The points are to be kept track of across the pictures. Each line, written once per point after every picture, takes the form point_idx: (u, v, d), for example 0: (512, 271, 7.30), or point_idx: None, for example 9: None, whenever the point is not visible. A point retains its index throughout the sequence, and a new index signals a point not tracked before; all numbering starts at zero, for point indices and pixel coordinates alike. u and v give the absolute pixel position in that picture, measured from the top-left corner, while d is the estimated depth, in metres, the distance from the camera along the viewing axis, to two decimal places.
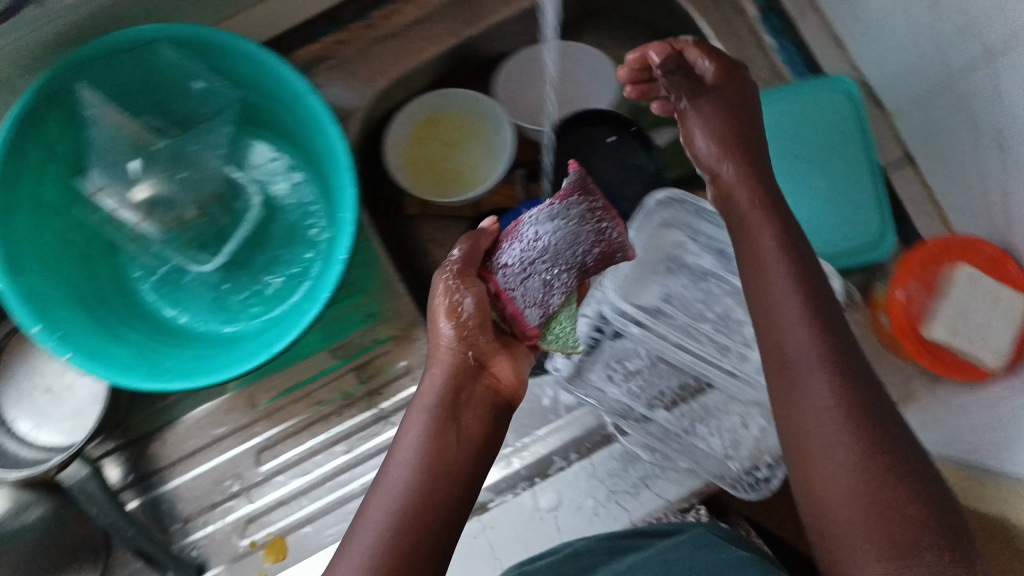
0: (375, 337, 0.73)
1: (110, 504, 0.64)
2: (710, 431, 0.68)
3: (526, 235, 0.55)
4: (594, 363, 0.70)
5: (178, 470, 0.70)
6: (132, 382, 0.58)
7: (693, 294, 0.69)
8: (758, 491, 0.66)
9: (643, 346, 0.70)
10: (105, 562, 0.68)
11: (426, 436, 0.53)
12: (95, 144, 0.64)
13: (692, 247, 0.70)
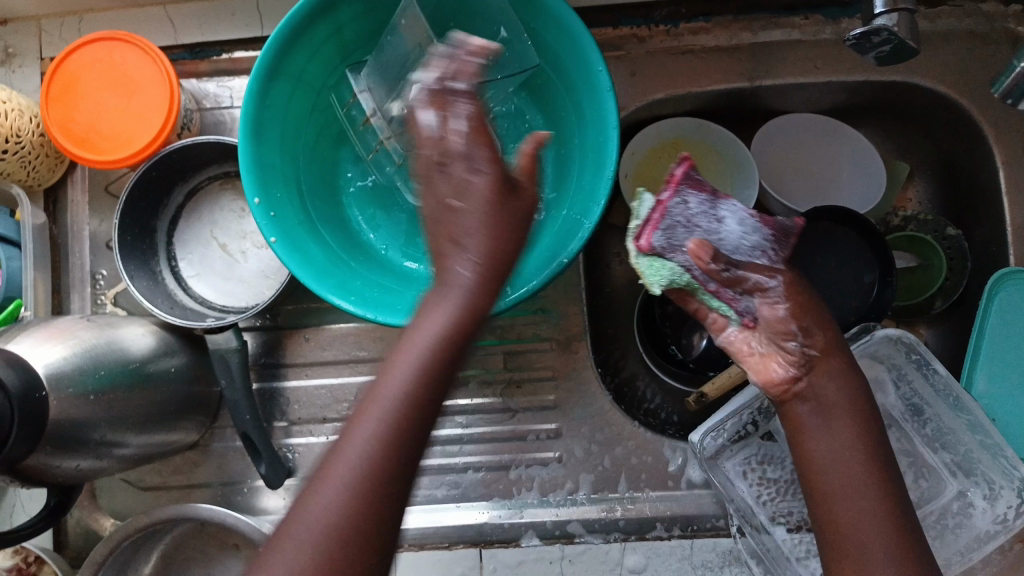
0: (537, 333, 0.70)
1: (240, 383, 0.64)
2: (822, 571, 0.63)
3: (722, 217, 0.58)
4: (737, 452, 0.68)
5: (308, 372, 0.70)
6: (311, 281, 0.57)
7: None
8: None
9: (794, 460, 0.66)
10: (210, 426, 0.69)
11: (414, 382, 0.42)
12: (383, 50, 0.62)
13: (889, 389, 0.66)
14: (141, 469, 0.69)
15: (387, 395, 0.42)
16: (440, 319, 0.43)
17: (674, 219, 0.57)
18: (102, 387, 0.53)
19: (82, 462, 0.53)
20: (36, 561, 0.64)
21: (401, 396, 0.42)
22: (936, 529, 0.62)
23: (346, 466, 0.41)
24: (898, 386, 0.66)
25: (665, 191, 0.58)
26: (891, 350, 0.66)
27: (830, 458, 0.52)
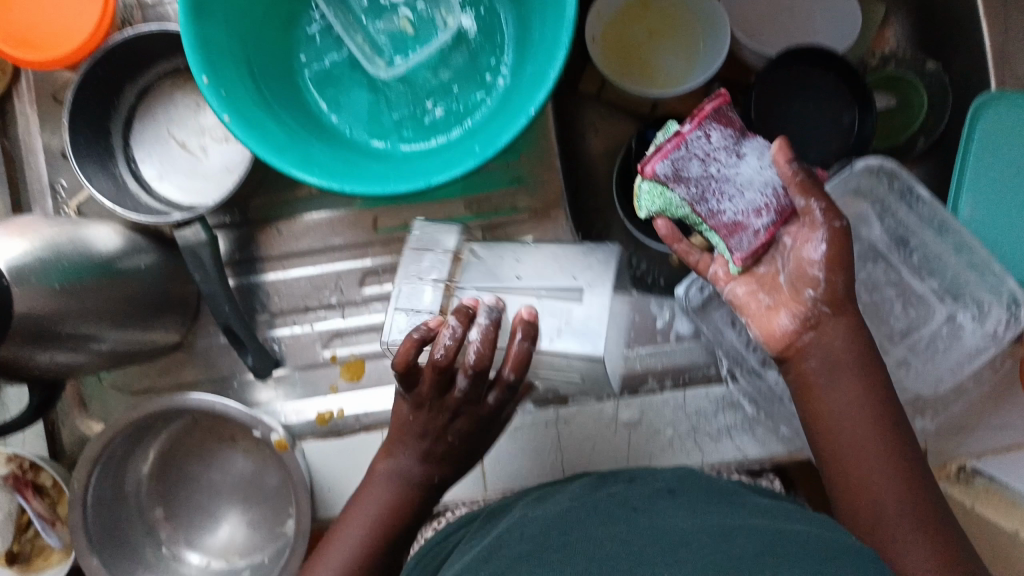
0: (513, 203, 0.68)
1: (215, 276, 0.63)
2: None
3: (739, 152, 0.52)
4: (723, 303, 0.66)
5: (285, 264, 0.69)
6: (272, 158, 0.55)
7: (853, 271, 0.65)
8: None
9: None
10: (192, 326, 0.69)
11: (403, 491, 0.57)
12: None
13: (874, 223, 0.65)
14: (128, 374, 0.69)
15: (348, 555, 0.56)
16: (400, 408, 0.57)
17: (689, 152, 0.52)
18: (68, 281, 0.52)
19: (58, 354, 0.53)
20: (32, 468, 0.65)
21: (388, 502, 0.56)
22: (925, 351, 0.63)
23: (339, 560, 0.56)
24: (882, 218, 0.65)
25: (688, 123, 0.52)
26: (873, 181, 0.63)
27: (840, 411, 0.50)
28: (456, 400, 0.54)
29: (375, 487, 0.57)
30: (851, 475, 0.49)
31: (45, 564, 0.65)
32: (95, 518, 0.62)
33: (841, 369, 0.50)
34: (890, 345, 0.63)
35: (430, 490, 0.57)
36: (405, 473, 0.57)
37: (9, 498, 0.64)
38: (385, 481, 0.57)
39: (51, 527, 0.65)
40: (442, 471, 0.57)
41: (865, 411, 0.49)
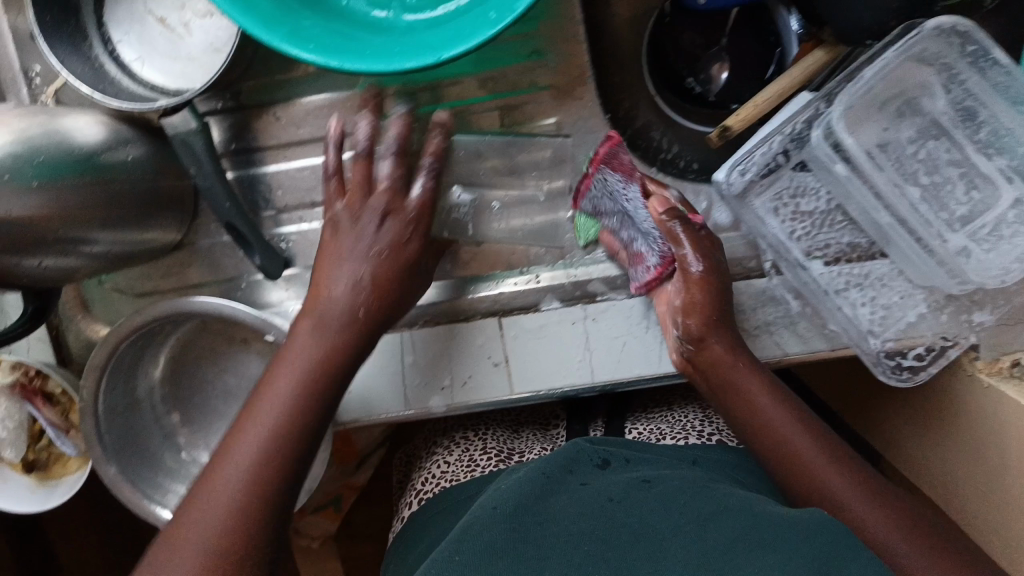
0: (533, 81, 0.61)
1: (211, 169, 0.57)
2: (862, 300, 0.60)
3: (628, 190, 0.62)
4: (768, 187, 0.61)
5: (286, 154, 0.64)
6: (267, 36, 0.49)
7: (912, 149, 0.59)
8: (901, 380, 0.59)
9: (828, 186, 0.60)
10: (192, 224, 0.64)
11: (268, 446, 0.50)
12: None
13: (939, 94, 0.58)
14: (130, 276, 0.66)
15: (233, 479, 0.49)
16: (301, 357, 0.52)
17: (597, 192, 0.62)
18: (47, 177, 0.46)
19: (48, 260, 0.49)
20: (38, 376, 0.62)
21: (284, 408, 0.51)
22: (990, 239, 0.57)
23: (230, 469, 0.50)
24: (949, 88, 0.58)
25: (591, 165, 0.62)
26: (941, 46, 0.56)
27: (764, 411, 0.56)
28: (394, 240, 0.55)
29: (306, 335, 0.53)
30: (807, 485, 0.53)
31: (62, 471, 0.65)
32: (109, 427, 0.60)
33: (737, 373, 0.57)
34: (951, 230, 0.57)
35: (362, 324, 0.54)
36: (333, 302, 0.53)
37: (19, 407, 0.62)
38: (312, 322, 0.53)
39: (66, 434, 0.63)
40: (374, 297, 0.54)
41: (803, 429, 0.55)
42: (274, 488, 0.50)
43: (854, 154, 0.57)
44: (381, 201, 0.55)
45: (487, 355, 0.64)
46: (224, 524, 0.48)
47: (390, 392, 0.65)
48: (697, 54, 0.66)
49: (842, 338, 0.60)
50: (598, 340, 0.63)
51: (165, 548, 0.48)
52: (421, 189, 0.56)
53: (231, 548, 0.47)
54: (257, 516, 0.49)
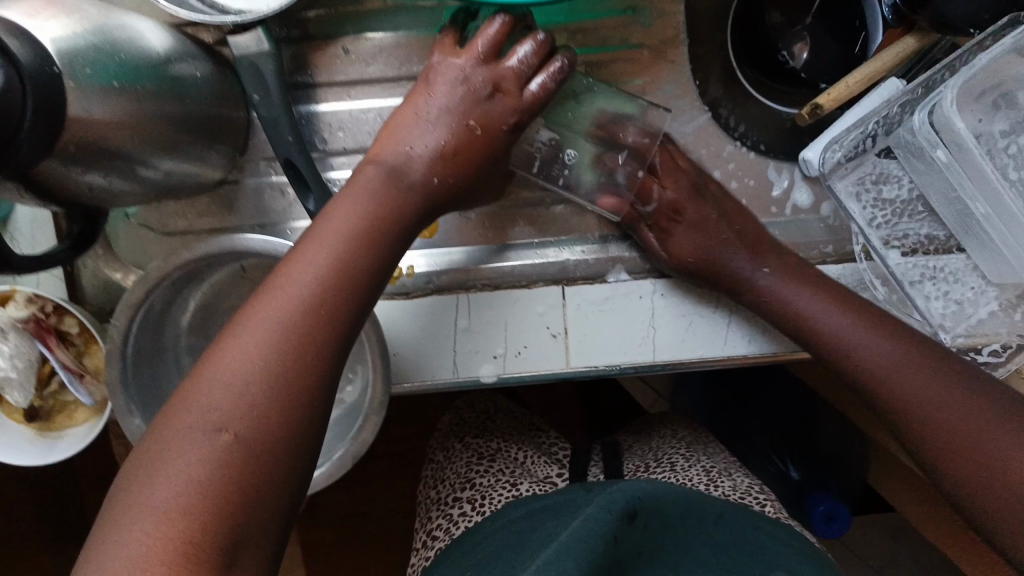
0: (625, 38, 0.59)
1: (277, 97, 0.53)
2: (936, 293, 0.59)
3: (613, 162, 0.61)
4: (852, 169, 0.60)
5: (352, 92, 0.59)
6: None
7: (1004, 143, 0.58)
8: (974, 375, 0.58)
9: (916, 172, 0.59)
10: (238, 160, 0.59)
11: (298, 315, 0.44)
12: None
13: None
14: (162, 212, 0.60)
15: (260, 337, 0.43)
16: (355, 204, 0.48)
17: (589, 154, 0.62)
18: (124, 82, 0.41)
19: (110, 178, 0.43)
20: (55, 313, 0.56)
21: (323, 274, 0.45)
22: None
23: (244, 359, 0.42)
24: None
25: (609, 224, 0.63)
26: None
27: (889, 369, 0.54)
28: (483, 117, 0.52)
29: (374, 184, 0.49)
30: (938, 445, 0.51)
31: (69, 421, 0.59)
32: (135, 375, 0.53)
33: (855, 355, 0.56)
34: None
35: (430, 195, 0.51)
36: (407, 163, 0.50)
37: (30, 346, 0.55)
38: (382, 174, 0.50)
39: (80, 381, 0.57)
40: (443, 171, 0.51)
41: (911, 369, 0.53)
42: (314, 351, 0.43)
43: (964, 140, 0.54)
44: (488, 75, 0.51)
45: (546, 325, 0.60)
46: (263, 388, 0.42)
47: (442, 358, 0.60)
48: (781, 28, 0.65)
49: (913, 326, 0.60)
50: (664, 317, 0.60)
51: (192, 389, 0.42)
52: (538, 86, 0.51)
53: (270, 412, 0.41)
54: (302, 368, 0.43)
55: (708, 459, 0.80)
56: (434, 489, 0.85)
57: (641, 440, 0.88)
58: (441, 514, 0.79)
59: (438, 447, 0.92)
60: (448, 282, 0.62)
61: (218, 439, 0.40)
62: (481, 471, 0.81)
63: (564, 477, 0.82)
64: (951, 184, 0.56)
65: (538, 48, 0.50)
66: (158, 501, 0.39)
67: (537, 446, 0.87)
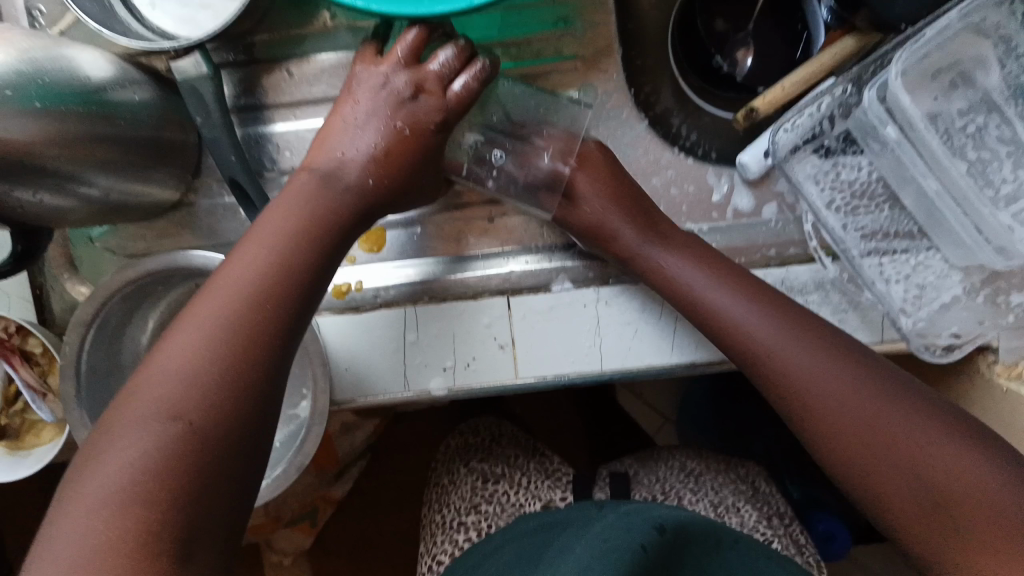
0: (558, 50, 0.61)
1: (219, 118, 0.55)
2: (897, 277, 0.58)
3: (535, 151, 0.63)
4: (812, 152, 0.60)
5: (297, 113, 0.62)
6: None
7: (962, 123, 0.57)
8: (933, 356, 0.57)
9: (874, 154, 0.59)
10: (192, 182, 0.62)
11: (236, 307, 0.44)
12: None
13: (993, 68, 0.56)
14: (123, 235, 0.63)
15: (199, 327, 0.44)
16: (296, 206, 0.50)
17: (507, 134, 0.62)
18: (49, 103, 0.44)
19: (42, 194, 0.46)
20: (18, 333, 0.58)
21: (262, 267, 0.46)
22: None
23: (182, 351, 0.43)
24: (1004, 63, 0.56)
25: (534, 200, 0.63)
26: (1001, 17, 0.55)
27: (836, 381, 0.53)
28: (411, 118, 0.54)
29: (312, 188, 0.51)
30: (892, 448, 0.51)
31: (36, 440, 0.60)
32: (90, 389, 0.56)
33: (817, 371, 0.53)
34: (998, 207, 0.55)
35: (366, 195, 0.53)
36: (341, 169, 0.53)
37: None
38: (317, 180, 0.51)
39: (43, 400, 0.59)
40: (378, 172, 0.53)
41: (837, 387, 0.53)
42: (259, 345, 0.44)
43: (914, 118, 0.54)
44: (411, 78, 0.53)
45: (493, 336, 0.61)
46: (214, 375, 0.42)
47: (390, 370, 0.61)
48: (725, 35, 0.64)
49: (873, 311, 0.58)
50: (611, 322, 0.60)
51: (140, 383, 0.43)
52: (462, 85, 0.53)
53: (216, 404, 0.41)
54: (250, 358, 0.43)
55: (718, 495, 0.69)
56: (438, 512, 0.75)
57: (644, 463, 0.75)
58: (446, 537, 0.72)
59: (438, 469, 0.80)
60: (397, 294, 0.63)
61: (155, 430, 0.40)
62: (488, 496, 0.73)
63: (569, 506, 0.71)
64: (903, 163, 0.57)
65: (460, 51, 0.53)
66: (104, 491, 0.39)
67: (543, 468, 0.76)
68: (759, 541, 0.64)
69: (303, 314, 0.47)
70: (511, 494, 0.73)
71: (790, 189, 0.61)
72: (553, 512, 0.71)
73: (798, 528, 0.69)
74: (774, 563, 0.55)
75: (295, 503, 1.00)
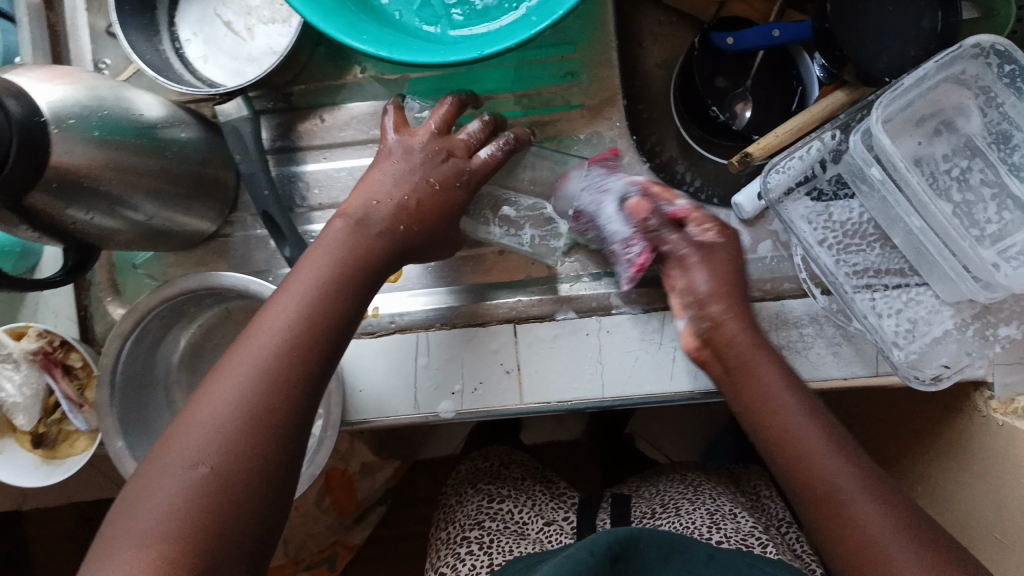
0: (566, 100, 0.67)
1: (255, 155, 0.61)
2: (888, 311, 0.60)
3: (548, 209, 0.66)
4: (805, 194, 0.63)
5: (327, 154, 0.68)
6: (334, 31, 0.54)
7: (946, 166, 0.60)
8: (922, 385, 0.57)
9: (864, 196, 0.62)
10: (229, 215, 0.68)
11: (267, 357, 0.49)
12: None
13: (974, 116, 0.60)
14: (164, 263, 0.69)
15: (235, 375, 0.48)
16: (324, 259, 0.53)
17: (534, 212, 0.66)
18: (106, 133, 0.50)
19: (94, 214, 0.51)
20: (62, 347, 0.64)
21: (291, 317, 0.50)
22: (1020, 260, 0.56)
23: (220, 396, 0.47)
24: (985, 111, 0.59)
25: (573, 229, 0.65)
26: (981, 69, 0.58)
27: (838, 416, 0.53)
28: (442, 176, 0.58)
29: (343, 235, 0.55)
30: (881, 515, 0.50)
31: (70, 449, 0.65)
32: (123, 399, 0.60)
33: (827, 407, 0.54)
34: (983, 246, 0.57)
35: (396, 242, 0.56)
36: (374, 214, 0.56)
37: (37, 376, 0.62)
38: (349, 227, 0.55)
39: (79, 409, 0.64)
40: (408, 220, 0.57)
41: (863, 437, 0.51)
42: (281, 396, 0.48)
43: (896, 162, 0.57)
44: (442, 144, 0.59)
45: (500, 362, 0.64)
46: (239, 425, 0.46)
47: (402, 391, 0.64)
48: (724, 91, 0.69)
49: (866, 343, 0.60)
50: (611, 348, 0.63)
51: (180, 426, 0.47)
52: (487, 154, 0.59)
53: (244, 447, 0.46)
54: (277, 404, 0.48)
55: (716, 502, 0.70)
56: (444, 530, 0.77)
57: (648, 484, 0.78)
58: (449, 551, 0.72)
59: (449, 492, 0.83)
60: (414, 320, 0.67)
61: (182, 472, 0.45)
62: (493, 513, 0.74)
63: (571, 525, 0.73)
64: (890, 203, 0.59)
65: (485, 126, 0.60)
66: (139, 530, 0.43)
67: (551, 491, 0.79)
68: (754, 545, 0.63)
69: (338, 337, 0.52)
70: (514, 511, 0.74)
71: (783, 228, 0.64)
72: (555, 529, 0.72)
73: (792, 535, 0.71)
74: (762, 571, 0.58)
75: (315, 547, 1.05)
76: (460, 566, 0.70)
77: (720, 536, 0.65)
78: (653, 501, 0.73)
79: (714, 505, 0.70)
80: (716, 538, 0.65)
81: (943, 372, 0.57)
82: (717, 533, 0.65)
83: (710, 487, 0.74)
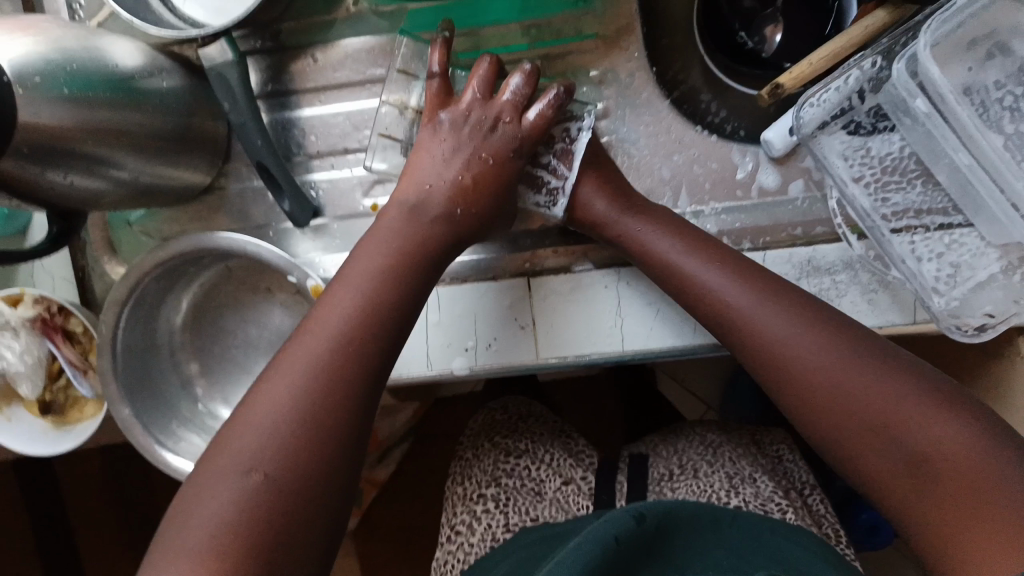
0: (579, 30, 0.61)
1: (245, 104, 0.57)
2: (929, 255, 0.56)
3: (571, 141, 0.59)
4: (841, 128, 0.58)
5: (322, 98, 0.63)
6: None
7: (998, 95, 0.54)
8: (965, 336, 0.54)
9: (905, 129, 0.56)
10: (223, 168, 0.64)
11: (362, 304, 0.48)
12: None
13: None
14: (158, 220, 0.65)
15: (331, 324, 0.47)
16: (388, 236, 0.52)
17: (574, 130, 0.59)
18: (77, 89, 0.46)
19: (71, 177, 0.48)
20: (61, 313, 0.61)
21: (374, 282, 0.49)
22: None
23: (317, 339, 0.46)
24: None
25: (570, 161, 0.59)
26: None
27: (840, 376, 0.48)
28: (494, 148, 0.54)
29: (396, 226, 0.52)
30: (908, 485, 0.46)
31: (78, 415, 0.64)
32: (125, 366, 0.58)
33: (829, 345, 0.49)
34: None
35: (455, 225, 0.53)
36: (429, 199, 0.53)
37: (38, 344, 0.60)
38: (403, 213, 0.53)
39: (83, 375, 0.62)
40: (465, 203, 0.54)
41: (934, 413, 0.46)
42: (355, 368, 0.46)
43: (944, 91, 0.51)
44: (488, 111, 0.54)
45: (514, 317, 0.61)
46: (313, 398, 0.44)
47: (413, 351, 0.61)
48: (753, 13, 0.62)
49: (903, 289, 0.57)
50: (631, 303, 0.60)
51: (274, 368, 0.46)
52: (536, 114, 0.54)
53: (299, 444, 0.43)
54: (346, 384, 0.45)
55: (737, 464, 0.68)
56: (459, 483, 0.76)
57: (667, 441, 0.75)
58: (465, 508, 0.71)
59: (465, 442, 0.81)
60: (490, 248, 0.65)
61: (293, 387, 0.45)
62: (509, 470, 0.72)
63: (590, 484, 0.71)
64: (934, 137, 0.54)
65: (527, 78, 0.54)
66: (240, 463, 0.42)
67: (568, 448, 0.75)
68: (773, 510, 0.61)
69: (403, 316, 0.50)
70: (532, 469, 0.73)
71: (816, 164, 0.60)
72: (574, 488, 0.70)
73: (815, 497, 0.68)
74: (780, 535, 0.55)
75: None
76: (476, 526, 0.69)
77: (737, 502, 0.63)
78: (674, 457, 0.71)
79: (738, 471, 0.67)
80: (734, 504, 0.63)
81: (985, 321, 0.54)
82: (735, 498, 0.63)
83: (731, 450, 0.70)
